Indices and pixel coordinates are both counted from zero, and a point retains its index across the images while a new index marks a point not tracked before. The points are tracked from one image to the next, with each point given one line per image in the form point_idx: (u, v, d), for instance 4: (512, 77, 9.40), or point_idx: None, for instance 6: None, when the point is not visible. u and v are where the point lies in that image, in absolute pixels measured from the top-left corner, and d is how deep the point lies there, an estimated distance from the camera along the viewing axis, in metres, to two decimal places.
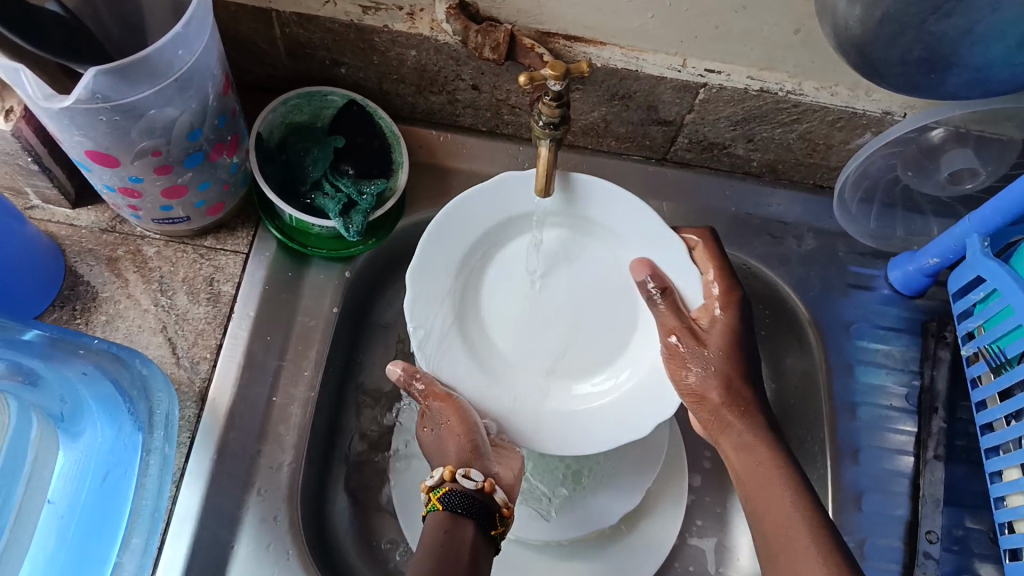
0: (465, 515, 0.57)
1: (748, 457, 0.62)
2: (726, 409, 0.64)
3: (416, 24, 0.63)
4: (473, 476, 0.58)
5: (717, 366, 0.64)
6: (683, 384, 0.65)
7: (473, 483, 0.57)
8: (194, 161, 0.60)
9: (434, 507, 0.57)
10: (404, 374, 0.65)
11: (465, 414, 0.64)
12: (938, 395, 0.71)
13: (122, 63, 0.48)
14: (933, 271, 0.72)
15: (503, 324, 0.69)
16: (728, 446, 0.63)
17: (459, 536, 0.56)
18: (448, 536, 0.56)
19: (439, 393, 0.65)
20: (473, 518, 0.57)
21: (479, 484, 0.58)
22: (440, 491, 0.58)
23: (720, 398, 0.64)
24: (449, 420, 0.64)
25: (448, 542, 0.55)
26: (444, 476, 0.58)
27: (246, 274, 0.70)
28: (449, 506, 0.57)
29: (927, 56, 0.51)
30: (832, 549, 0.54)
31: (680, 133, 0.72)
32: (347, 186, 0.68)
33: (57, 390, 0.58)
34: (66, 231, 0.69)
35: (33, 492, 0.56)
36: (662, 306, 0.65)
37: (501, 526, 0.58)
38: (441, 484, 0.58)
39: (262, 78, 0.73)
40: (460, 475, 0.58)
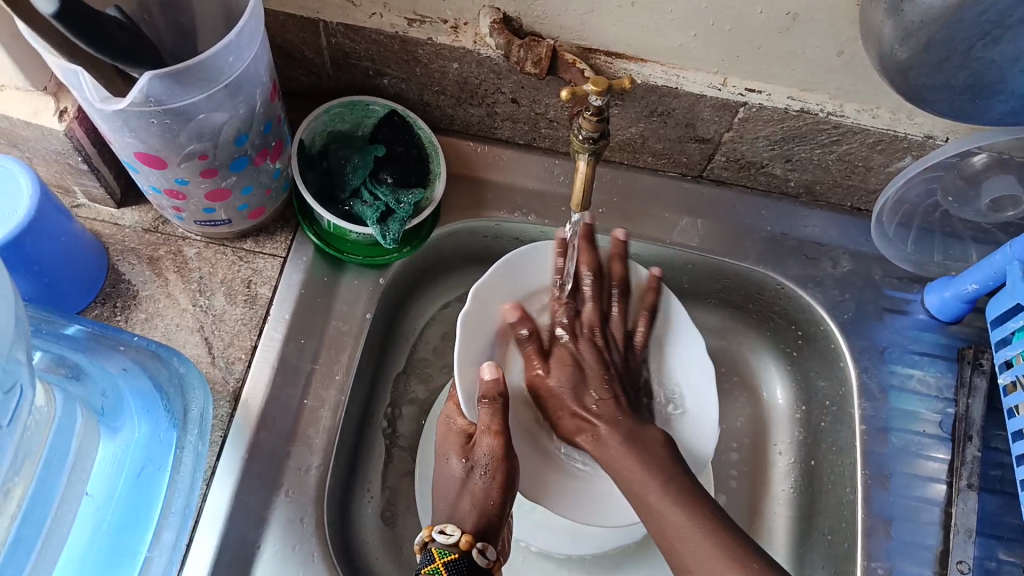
0: None
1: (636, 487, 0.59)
2: (610, 440, 0.62)
3: (460, 37, 0.64)
4: (489, 553, 0.55)
5: (573, 373, 0.66)
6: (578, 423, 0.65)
7: (486, 560, 0.55)
8: (239, 166, 0.61)
9: (438, 571, 0.53)
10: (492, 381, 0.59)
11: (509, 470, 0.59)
12: (974, 423, 0.70)
13: (175, 69, 0.49)
14: (971, 298, 0.71)
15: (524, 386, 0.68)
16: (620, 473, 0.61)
17: None
18: None
19: (494, 428, 0.59)
20: None
21: (491, 563, 0.55)
22: (447, 556, 0.54)
23: (605, 430, 0.63)
24: (495, 470, 0.58)
25: None
26: (460, 544, 0.54)
27: (283, 277, 0.71)
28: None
29: (973, 82, 0.50)
30: None
31: (718, 151, 0.72)
32: (385, 194, 0.69)
33: (100, 385, 0.60)
34: (110, 230, 0.71)
35: (74, 482, 0.57)
36: (529, 348, 0.67)
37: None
38: (450, 548, 0.55)
39: (306, 87, 0.75)
40: (478, 547, 0.55)
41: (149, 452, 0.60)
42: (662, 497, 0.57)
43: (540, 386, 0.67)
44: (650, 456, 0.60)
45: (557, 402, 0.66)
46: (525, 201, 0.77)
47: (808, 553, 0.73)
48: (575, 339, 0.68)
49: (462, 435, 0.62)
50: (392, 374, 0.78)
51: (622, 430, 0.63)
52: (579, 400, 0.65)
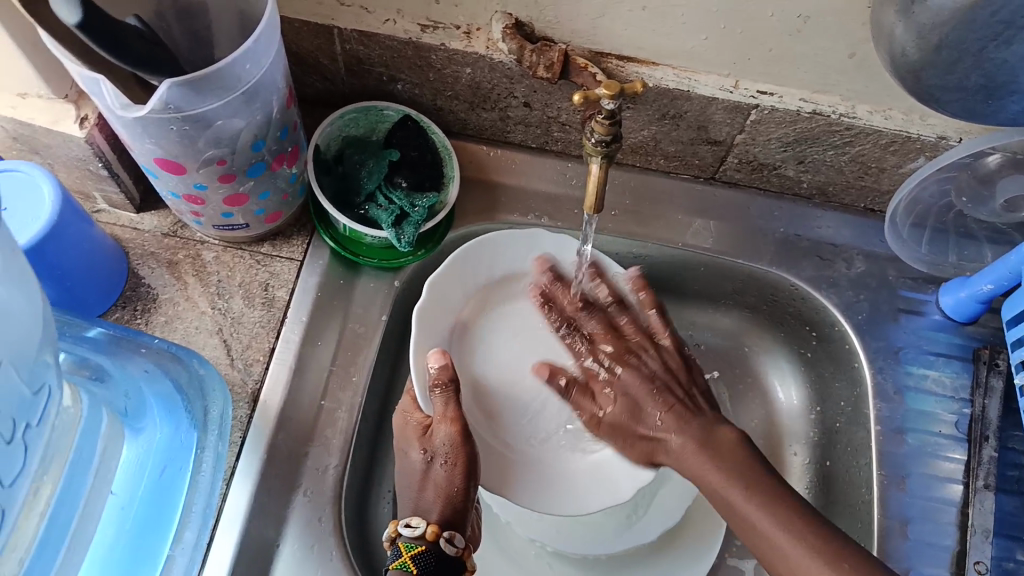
0: None
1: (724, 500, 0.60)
2: (688, 446, 0.63)
3: (473, 42, 0.64)
4: (456, 541, 0.56)
5: (623, 401, 0.67)
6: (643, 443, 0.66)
7: (454, 548, 0.55)
8: (256, 171, 0.62)
9: (406, 565, 0.53)
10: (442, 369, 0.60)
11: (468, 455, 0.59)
12: (989, 424, 0.70)
13: (194, 77, 0.50)
14: (986, 298, 0.71)
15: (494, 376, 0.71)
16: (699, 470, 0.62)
17: None
18: None
19: (449, 415, 0.59)
20: None
21: (458, 550, 0.56)
22: (415, 549, 0.54)
23: (677, 438, 0.64)
24: (455, 456, 0.59)
25: None
26: (426, 535, 0.55)
27: (300, 280, 0.72)
28: (425, 569, 0.54)
29: (986, 83, 0.50)
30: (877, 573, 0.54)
31: (730, 153, 0.73)
32: (400, 198, 0.70)
33: (122, 387, 0.62)
34: (131, 235, 0.72)
35: (99, 483, 0.58)
36: (573, 392, 0.68)
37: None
38: (415, 541, 0.55)
39: (322, 92, 0.76)
40: (444, 537, 0.55)
41: (171, 454, 0.61)
42: (748, 502, 0.59)
43: (605, 424, 0.67)
44: (723, 459, 0.61)
45: (624, 431, 0.66)
46: (539, 204, 0.78)
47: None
48: (613, 366, 0.68)
49: (419, 427, 0.61)
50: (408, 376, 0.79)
51: (692, 438, 0.63)
52: (643, 422, 0.66)
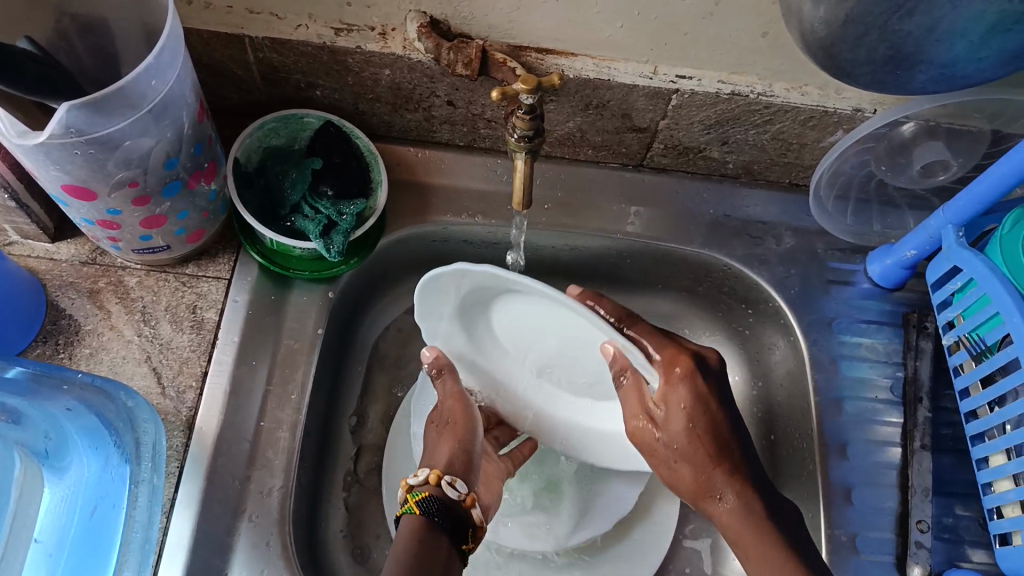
0: (441, 522, 0.56)
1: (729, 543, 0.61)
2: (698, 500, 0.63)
3: (389, 43, 0.63)
4: (458, 487, 0.58)
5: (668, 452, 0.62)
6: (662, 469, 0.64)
7: (456, 493, 0.58)
8: (173, 190, 0.60)
9: (413, 509, 0.56)
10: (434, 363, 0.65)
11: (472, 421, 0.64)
12: (922, 385, 0.72)
13: (95, 97, 0.48)
14: (911, 263, 0.73)
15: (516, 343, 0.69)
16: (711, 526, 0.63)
17: (432, 541, 0.54)
18: (423, 537, 0.54)
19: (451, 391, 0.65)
20: (447, 524, 0.56)
21: (462, 495, 0.58)
22: (420, 495, 0.57)
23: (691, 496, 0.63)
24: (456, 421, 0.64)
25: (422, 542, 0.54)
26: (430, 480, 0.58)
27: (228, 299, 0.70)
28: (430, 510, 0.56)
29: (893, 54, 0.52)
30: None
31: (656, 139, 0.73)
32: (326, 207, 0.68)
33: (41, 426, 0.59)
34: (46, 266, 0.69)
35: (20, 529, 0.56)
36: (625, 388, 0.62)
37: (471, 541, 0.58)
38: (421, 487, 0.58)
39: (239, 104, 0.73)
40: (444, 483, 0.58)
41: (101, 490, 0.59)
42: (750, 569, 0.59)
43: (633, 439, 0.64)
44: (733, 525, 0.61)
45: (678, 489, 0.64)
46: (471, 203, 0.77)
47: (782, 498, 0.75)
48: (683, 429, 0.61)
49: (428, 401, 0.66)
50: (350, 386, 0.77)
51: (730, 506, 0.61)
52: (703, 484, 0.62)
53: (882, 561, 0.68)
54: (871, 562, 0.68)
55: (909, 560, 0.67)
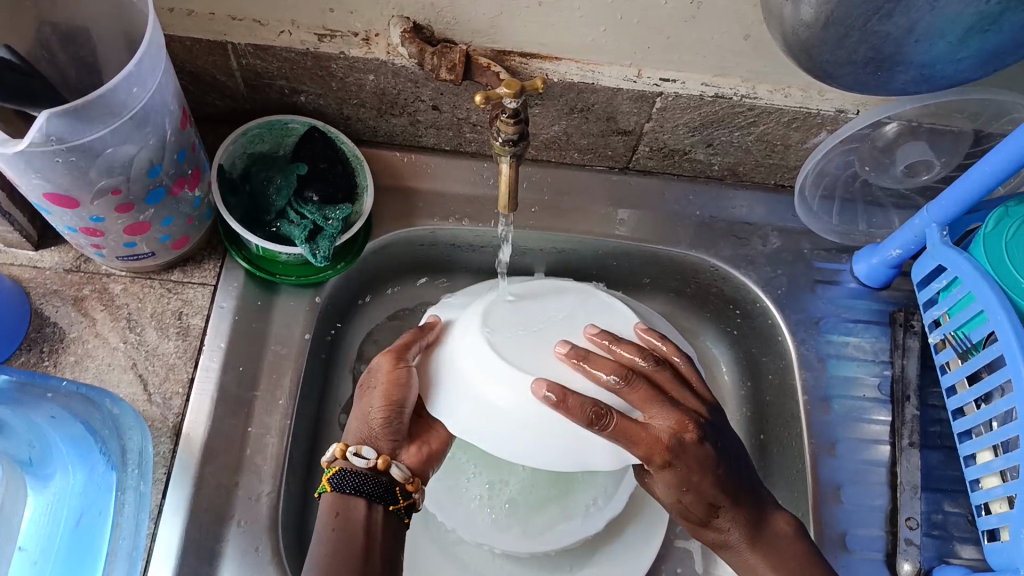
0: (355, 494, 0.56)
1: None
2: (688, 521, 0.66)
3: (372, 48, 0.63)
4: (364, 454, 0.57)
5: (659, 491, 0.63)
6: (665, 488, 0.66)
7: (364, 461, 0.57)
8: (156, 197, 0.59)
9: (326, 487, 0.57)
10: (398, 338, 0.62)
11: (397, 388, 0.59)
12: (909, 383, 0.72)
13: (74, 105, 0.48)
14: (896, 263, 0.74)
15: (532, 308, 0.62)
16: None
17: (350, 517, 0.56)
18: (339, 519, 0.56)
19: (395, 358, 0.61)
20: (364, 496, 0.56)
21: (371, 461, 0.57)
22: (332, 472, 0.57)
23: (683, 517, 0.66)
24: (378, 387, 0.59)
25: (340, 526, 0.56)
26: (336, 455, 0.57)
27: (215, 304, 0.69)
28: (341, 487, 0.56)
29: (874, 56, 0.52)
30: None
31: (641, 142, 0.73)
32: (312, 212, 0.68)
33: (25, 435, 0.58)
34: (30, 274, 0.69)
35: (3, 538, 0.55)
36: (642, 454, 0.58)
37: (403, 499, 0.58)
38: (332, 463, 0.57)
39: (224, 110, 0.73)
40: (350, 453, 0.57)
41: (87, 498, 0.58)
42: None
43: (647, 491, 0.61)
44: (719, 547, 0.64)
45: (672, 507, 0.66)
46: (458, 206, 0.77)
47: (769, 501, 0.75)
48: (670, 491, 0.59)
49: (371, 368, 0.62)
50: (339, 390, 0.77)
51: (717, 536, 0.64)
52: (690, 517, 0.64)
53: (871, 558, 0.68)
54: (861, 560, 0.68)
55: (898, 557, 0.67)
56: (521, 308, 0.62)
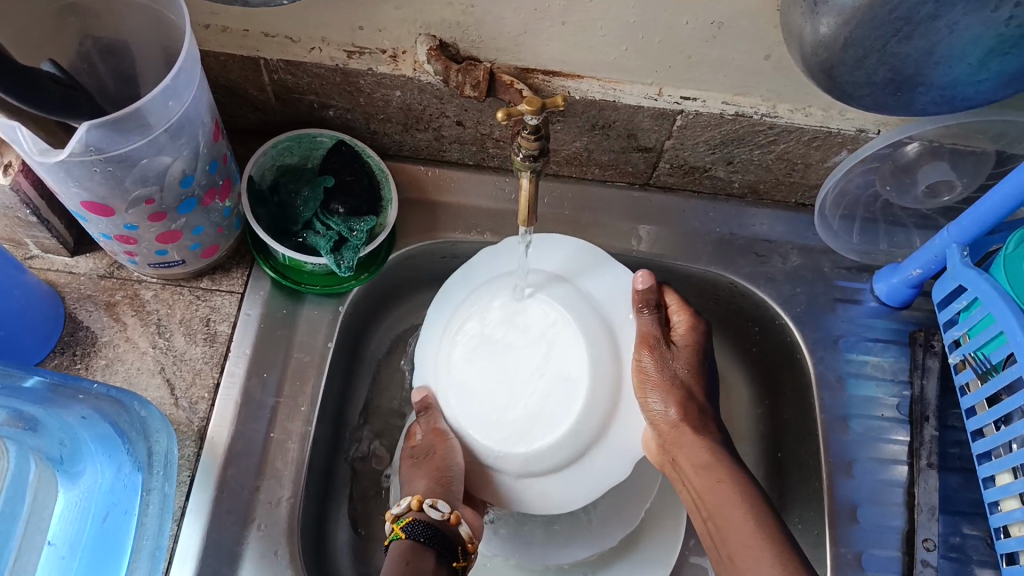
0: (428, 544, 0.61)
1: (708, 475, 0.63)
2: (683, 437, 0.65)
3: (400, 65, 0.64)
4: (440, 506, 0.62)
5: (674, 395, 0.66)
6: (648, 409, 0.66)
7: (439, 513, 0.62)
8: (188, 207, 0.61)
9: (399, 534, 0.61)
10: (422, 401, 0.67)
11: (448, 452, 0.65)
12: (929, 404, 0.72)
13: (113, 117, 0.50)
14: (917, 282, 0.73)
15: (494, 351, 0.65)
16: (686, 463, 0.64)
17: (421, 562, 0.60)
18: (413, 560, 0.59)
19: (435, 429, 0.67)
20: (435, 547, 0.61)
21: (445, 515, 0.62)
22: (404, 521, 0.62)
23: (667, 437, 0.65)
24: (434, 454, 0.66)
25: (413, 563, 0.59)
26: (412, 506, 0.63)
27: (241, 312, 0.71)
28: (415, 534, 0.61)
29: (894, 77, 0.53)
30: (774, 532, 0.59)
31: (661, 158, 0.74)
32: (338, 224, 0.69)
33: (57, 433, 0.60)
34: (66, 279, 0.71)
35: (34, 532, 0.57)
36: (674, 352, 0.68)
37: (463, 559, 0.62)
38: (404, 515, 0.63)
39: (254, 123, 0.75)
40: (427, 505, 0.62)
41: (113, 497, 0.60)
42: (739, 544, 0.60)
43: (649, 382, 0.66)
44: (714, 474, 0.63)
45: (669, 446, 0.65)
46: (479, 220, 0.78)
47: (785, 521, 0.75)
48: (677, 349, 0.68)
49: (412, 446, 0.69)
50: (360, 398, 0.78)
51: (700, 455, 0.64)
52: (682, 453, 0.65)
53: None
54: None
55: None
56: (488, 345, 0.66)
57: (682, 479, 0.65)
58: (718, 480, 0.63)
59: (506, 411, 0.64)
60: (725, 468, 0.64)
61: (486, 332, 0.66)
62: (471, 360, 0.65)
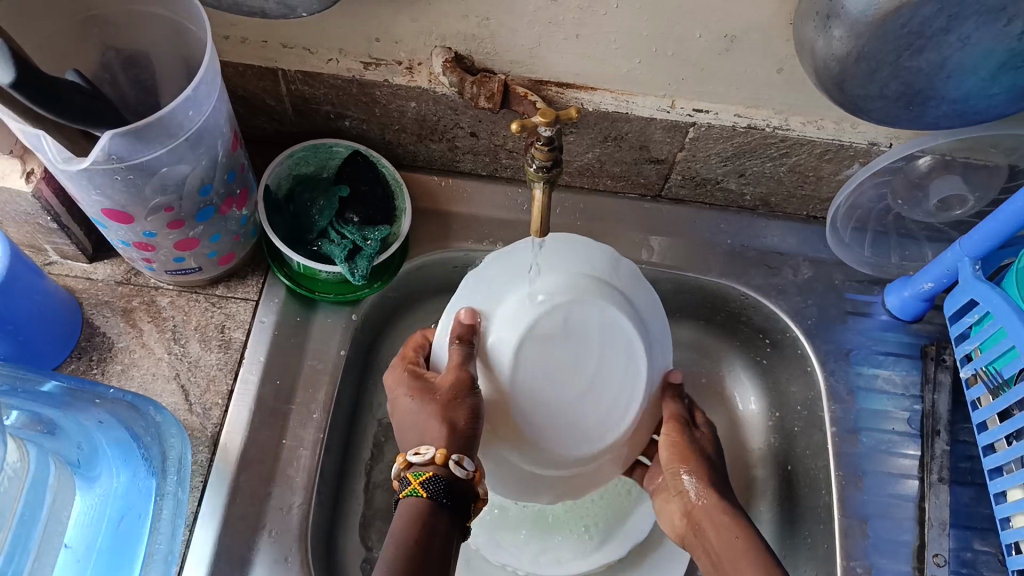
0: (446, 504, 0.55)
1: (725, 534, 0.62)
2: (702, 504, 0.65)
3: (415, 76, 0.65)
4: (466, 465, 0.55)
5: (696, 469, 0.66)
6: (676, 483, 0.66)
7: (463, 472, 0.55)
8: (205, 215, 0.62)
9: (418, 492, 0.54)
10: (467, 328, 0.59)
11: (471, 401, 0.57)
12: (940, 418, 0.72)
13: (135, 126, 0.51)
14: (929, 296, 0.73)
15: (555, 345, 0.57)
16: (708, 524, 0.64)
17: (435, 530, 0.54)
18: (428, 527, 0.53)
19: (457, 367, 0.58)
20: (453, 507, 0.55)
21: (469, 473, 0.55)
22: (423, 475, 0.55)
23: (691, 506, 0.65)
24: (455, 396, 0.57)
25: (428, 533, 0.53)
26: (435, 459, 0.54)
27: (256, 320, 0.72)
28: (434, 494, 0.54)
29: (905, 90, 0.53)
30: (769, 566, 0.58)
31: (673, 170, 0.75)
32: (352, 233, 0.70)
33: (75, 438, 0.61)
34: (83, 285, 0.72)
35: (51, 535, 0.58)
36: (699, 432, 0.67)
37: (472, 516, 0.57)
38: (425, 467, 0.55)
39: (271, 133, 0.76)
40: (453, 461, 0.54)
41: (128, 501, 0.61)
42: None
43: (676, 456, 0.66)
44: (725, 530, 0.62)
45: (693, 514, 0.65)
46: (492, 230, 0.78)
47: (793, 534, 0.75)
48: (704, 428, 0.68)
49: (418, 378, 0.61)
50: (371, 406, 0.79)
51: (717, 518, 0.63)
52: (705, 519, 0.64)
53: None
54: None
55: None
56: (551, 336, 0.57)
57: (705, 543, 0.63)
58: (738, 538, 0.61)
59: (540, 410, 0.58)
60: (745, 527, 0.62)
61: (564, 332, 0.57)
62: (529, 344, 0.57)
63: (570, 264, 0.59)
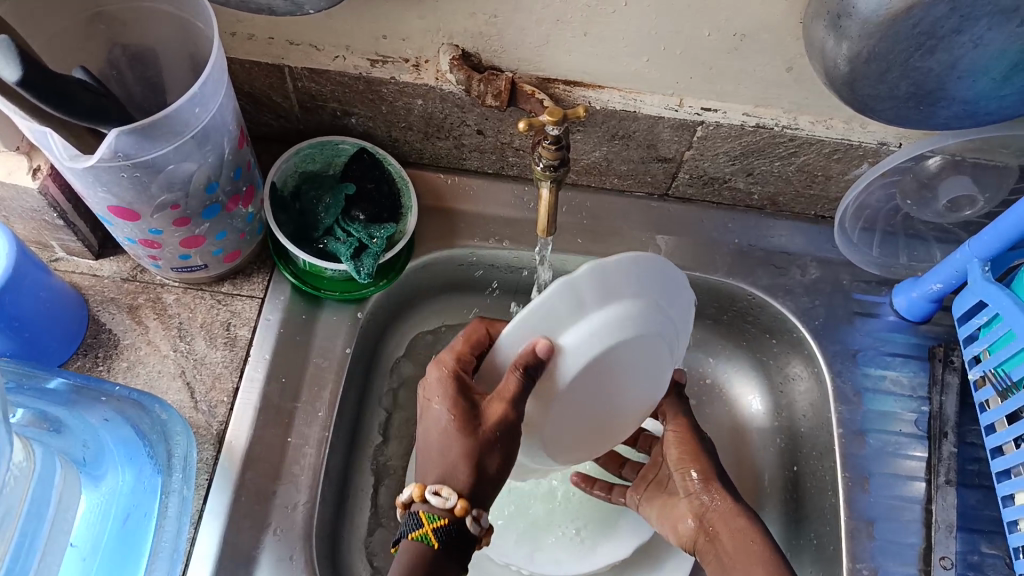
0: (453, 551, 0.55)
1: (738, 538, 0.63)
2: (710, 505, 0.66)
3: (422, 74, 0.65)
4: (481, 521, 0.55)
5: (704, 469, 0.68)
6: (683, 482, 0.68)
7: (478, 528, 0.55)
8: (211, 213, 0.62)
9: (429, 538, 0.54)
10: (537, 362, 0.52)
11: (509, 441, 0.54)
12: (947, 420, 0.72)
13: (141, 124, 0.50)
14: (937, 296, 0.73)
15: (611, 376, 0.58)
16: (719, 526, 0.64)
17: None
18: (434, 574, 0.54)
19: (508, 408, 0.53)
20: (458, 552, 0.56)
21: (482, 528, 0.56)
22: (437, 521, 0.54)
23: (698, 507, 0.66)
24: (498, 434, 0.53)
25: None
26: (454, 510, 0.54)
27: (262, 317, 0.72)
28: (444, 542, 0.55)
29: (916, 91, 0.53)
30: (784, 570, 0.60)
31: (681, 169, 0.74)
32: (358, 230, 0.70)
33: (80, 436, 0.61)
34: (89, 282, 0.72)
35: (58, 533, 0.58)
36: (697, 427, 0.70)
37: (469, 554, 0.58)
38: (440, 514, 0.54)
39: (277, 130, 0.76)
40: (472, 517, 0.55)
41: (134, 499, 0.61)
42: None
43: (683, 456, 0.68)
44: (738, 533, 0.63)
45: (700, 515, 0.66)
46: (498, 228, 0.78)
47: (798, 536, 0.75)
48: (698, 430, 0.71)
49: (454, 388, 0.55)
50: (376, 403, 0.78)
51: (730, 523, 0.64)
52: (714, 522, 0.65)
53: None
54: None
55: None
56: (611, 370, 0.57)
57: (716, 547, 0.64)
58: (754, 541, 0.62)
59: (571, 425, 0.60)
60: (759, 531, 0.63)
61: (608, 365, 0.56)
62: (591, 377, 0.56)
63: (653, 300, 0.57)
